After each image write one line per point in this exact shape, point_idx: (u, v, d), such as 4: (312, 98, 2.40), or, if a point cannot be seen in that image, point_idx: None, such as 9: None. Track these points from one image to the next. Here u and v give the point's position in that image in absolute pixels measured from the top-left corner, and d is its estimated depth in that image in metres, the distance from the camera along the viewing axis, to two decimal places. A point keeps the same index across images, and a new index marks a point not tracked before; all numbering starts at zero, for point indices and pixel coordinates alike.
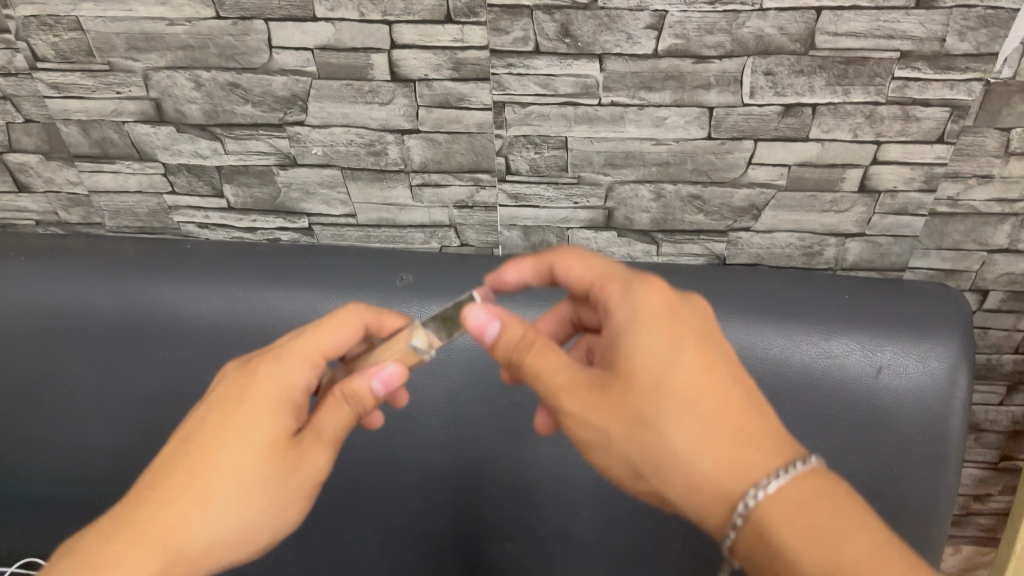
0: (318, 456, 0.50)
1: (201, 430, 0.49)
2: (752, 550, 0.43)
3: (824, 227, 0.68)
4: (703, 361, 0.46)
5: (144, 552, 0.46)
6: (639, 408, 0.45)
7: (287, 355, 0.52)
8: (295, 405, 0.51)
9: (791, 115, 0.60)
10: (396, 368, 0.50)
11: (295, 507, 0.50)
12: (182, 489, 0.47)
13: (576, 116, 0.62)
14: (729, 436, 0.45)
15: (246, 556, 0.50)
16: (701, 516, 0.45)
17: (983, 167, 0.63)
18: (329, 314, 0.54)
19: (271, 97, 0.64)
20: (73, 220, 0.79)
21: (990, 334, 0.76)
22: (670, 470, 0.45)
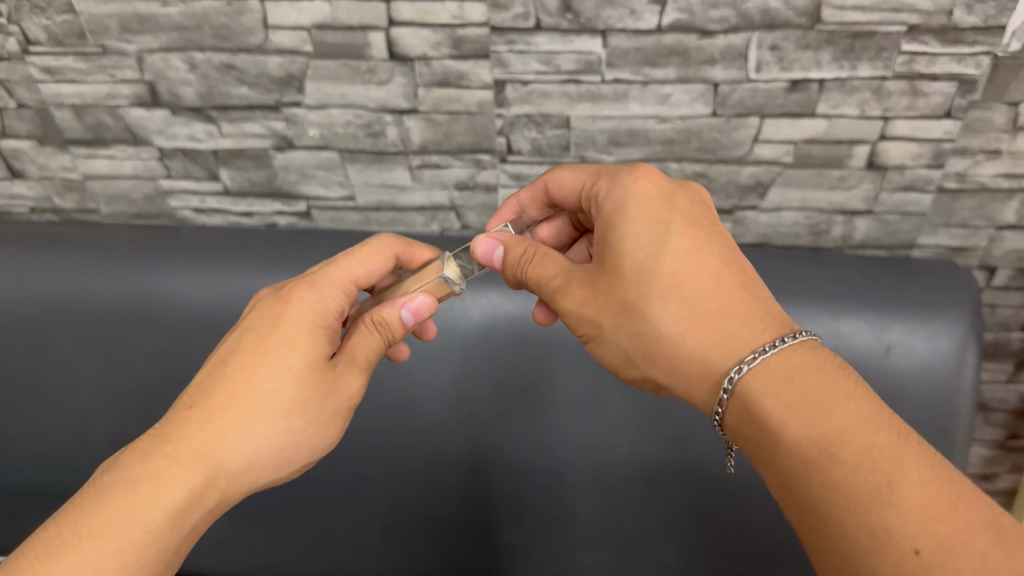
0: (354, 378, 0.48)
1: (239, 354, 0.47)
2: (739, 426, 0.41)
3: (831, 205, 0.67)
4: (691, 245, 0.45)
5: (187, 466, 0.43)
6: (622, 292, 0.44)
7: (320, 282, 0.50)
8: (329, 330, 0.49)
9: (797, 91, 0.59)
10: (426, 299, 0.50)
11: (332, 426, 0.48)
12: (222, 407, 0.45)
13: (579, 93, 0.61)
14: (714, 313, 0.43)
15: (280, 480, 0.47)
16: (688, 395, 0.44)
17: (992, 142, 0.61)
18: (360, 245, 0.53)
19: (267, 78, 0.63)
20: (68, 206, 0.78)
21: (998, 312, 0.75)
22: (656, 352, 0.44)
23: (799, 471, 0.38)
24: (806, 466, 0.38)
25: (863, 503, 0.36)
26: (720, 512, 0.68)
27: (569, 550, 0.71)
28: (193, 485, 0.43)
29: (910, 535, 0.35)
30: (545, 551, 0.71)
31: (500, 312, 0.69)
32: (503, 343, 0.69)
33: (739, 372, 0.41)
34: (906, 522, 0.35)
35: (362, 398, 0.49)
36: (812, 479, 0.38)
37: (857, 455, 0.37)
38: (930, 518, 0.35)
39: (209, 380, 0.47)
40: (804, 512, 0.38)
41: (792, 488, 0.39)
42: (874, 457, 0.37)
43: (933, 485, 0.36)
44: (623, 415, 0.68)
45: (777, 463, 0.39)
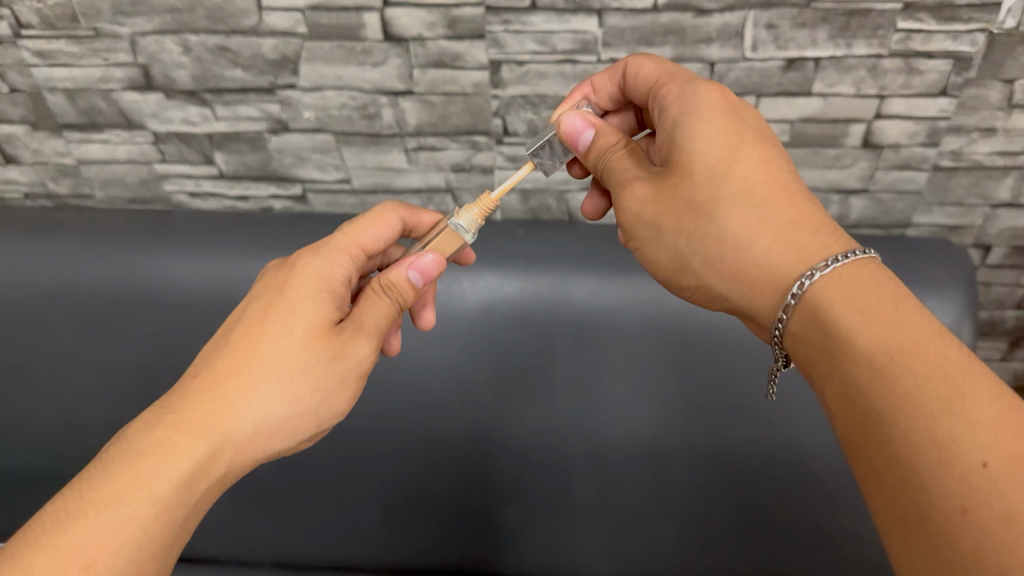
0: (361, 345, 0.47)
1: (244, 325, 0.46)
2: (807, 332, 0.40)
3: (827, 183, 0.68)
4: (761, 154, 0.43)
5: (192, 435, 0.42)
6: (690, 195, 0.43)
7: (325, 248, 0.49)
8: (334, 296, 0.48)
9: (793, 69, 0.59)
10: (434, 257, 0.48)
11: (342, 393, 0.46)
12: (225, 376, 0.44)
13: (575, 73, 0.61)
14: (784, 221, 0.42)
15: (293, 448, 0.46)
16: (750, 302, 0.43)
17: (987, 120, 0.61)
18: (364, 212, 0.52)
19: (261, 60, 0.62)
20: (62, 191, 0.78)
21: (993, 290, 0.76)
22: (721, 260, 0.43)
23: (865, 379, 0.36)
24: (873, 374, 0.35)
25: (930, 413, 0.33)
26: (718, 488, 0.67)
27: (570, 528, 0.70)
28: (199, 453, 0.41)
29: (979, 447, 0.32)
30: (545, 530, 0.70)
31: (496, 294, 0.70)
32: (500, 325, 0.70)
33: (811, 279, 0.39)
34: (976, 432, 0.32)
35: (371, 366, 0.48)
36: (878, 389, 0.35)
37: (928, 364, 0.34)
38: (1000, 431, 0.32)
39: (213, 351, 0.46)
40: (863, 425, 0.36)
41: (855, 399, 0.36)
42: (947, 366, 0.34)
43: (1006, 403, 0.33)
44: (621, 393, 0.69)
45: (841, 372, 0.37)
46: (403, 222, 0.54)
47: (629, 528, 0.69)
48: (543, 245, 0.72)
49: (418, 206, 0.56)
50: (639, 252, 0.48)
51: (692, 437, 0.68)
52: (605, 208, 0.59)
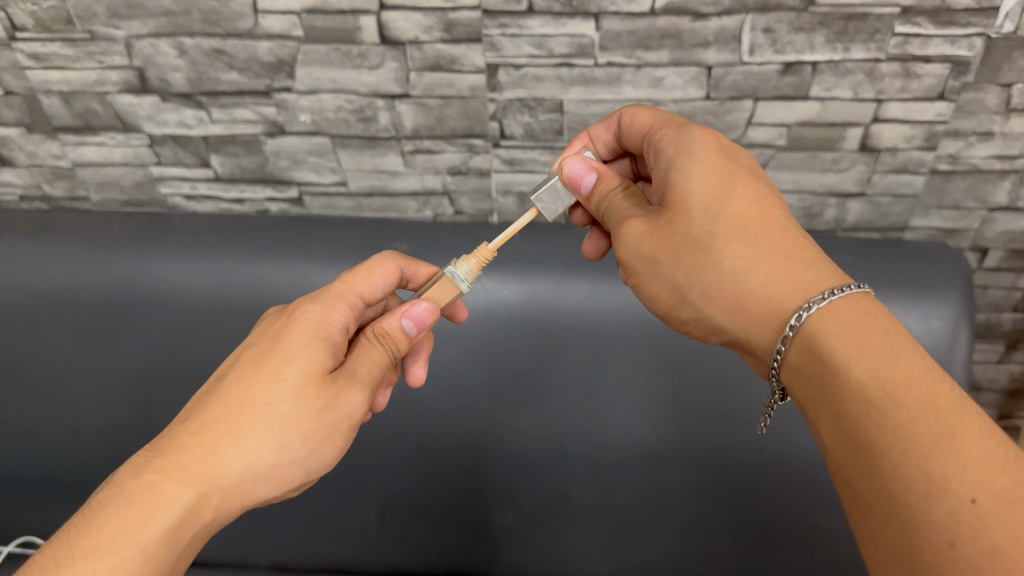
0: (354, 395, 0.46)
1: (239, 370, 0.46)
2: (802, 366, 0.40)
3: (824, 187, 0.67)
4: (754, 193, 0.45)
5: (179, 482, 0.42)
6: (687, 228, 0.44)
7: (323, 296, 0.49)
8: (331, 344, 0.47)
9: (790, 73, 0.59)
10: (427, 306, 0.49)
11: (332, 444, 0.46)
12: (216, 422, 0.44)
13: (571, 77, 0.61)
14: (777, 255, 0.43)
15: (281, 495, 0.46)
16: (748, 334, 0.44)
17: (984, 124, 0.61)
18: (363, 261, 0.52)
19: (257, 63, 0.62)
20: (57, 194, 0.78)
21: (990, 293, 0.76)
22: (715, 293, 0.44)
23: (858, 411, 0.36)
24: (863, 406, 0.36)
25: (921, 448, 0.34)
26: (714, 495, 0.68)
27: (568, 530, 0.70)
28: (186, 501, 0.41)
29: (968, 482, 0.32)
30: (542, 532, 0.70)
31: (493, 297, 0.70)
32: (497, 327, 0.69)
33: (800, 318, 0.40)
34: (965, 468, 0.33)
35: (364, 416, 0.47)
36: (870, 422, 0.36)
37: (919, 398, 0.35)
38: (988, 468, 0.32)
39: (206, 396, 0.46)
40: (854, 454, 0.37)
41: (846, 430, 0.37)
42: (936, 402, 0.35)
43: (992, 439, 0.34)
44: (617, 397, 0.68)
45: (832, 406, 0.38)
46: (402, 272, 0.54)
47: (625, 532, 0.69)
48: (539, 250, 0.71)
49: (418, 256, 0.56)
50: (638, 288, 0.49)
51: (690, 442, 0.68)
52: (605, 247, 0.60)
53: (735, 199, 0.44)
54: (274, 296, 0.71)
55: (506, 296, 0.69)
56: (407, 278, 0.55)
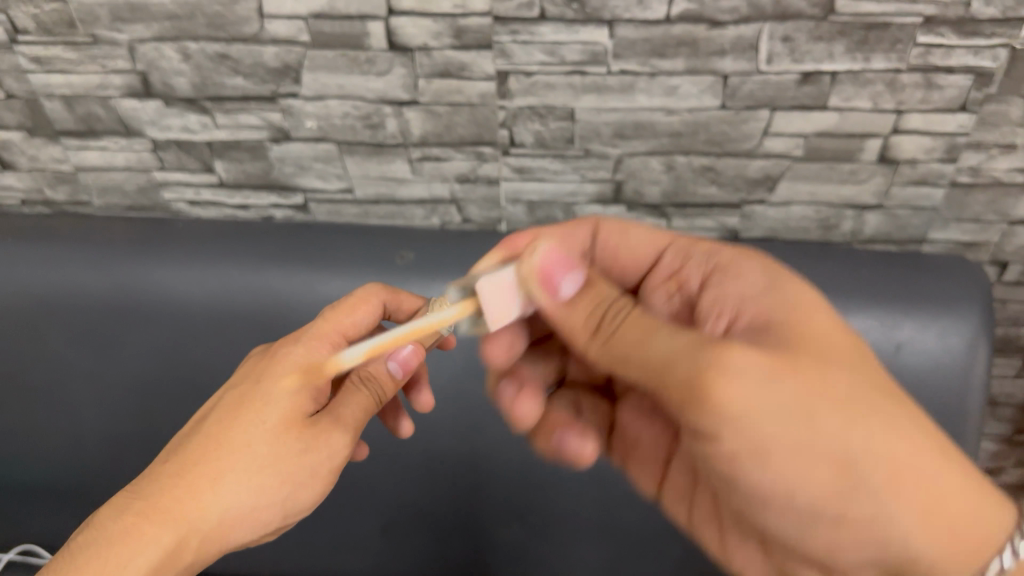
0: (335, 438, 0.47)
1: (223, 412, 0.47)
2: (944, 535, 0.39)
3: (842, 199, 0.66)
4: (861, 347, 0.41)
5: (157, 524, 0.43)
6: (828, 376, 0.38)
7: (308, 337, 0.50)
8: (314, 387, 0.48)
9: (809, 83, 0.57)
10: (412, 348, 0.49)
11: (312, 486, 0.46)
12: (194, 464, 0.45)
13: (583, 85, 0.59)
14: (939, 442, 0.39)
15: (262, 535, 0.47)
16: (911, 546, 0.39)
17: (1007, 136, 0.59)
18: (348, 294, 0.53)
19: (262, 68, 0.61)
20: (59, 198, 0.76)
21: (1009, 307, 0.74)
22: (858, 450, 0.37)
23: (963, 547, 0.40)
24: (971, 550, 0.40)
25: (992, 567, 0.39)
26: None
27: (571, 545, 0.69)
28: (164, 543, 0.43)
29: None
30: (547, 547, 0.70)
31: None
32: None
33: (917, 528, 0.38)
34: None
35: (346, 460, 0.48)
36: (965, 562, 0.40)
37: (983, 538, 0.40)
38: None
39: (190, 436, 0.47)
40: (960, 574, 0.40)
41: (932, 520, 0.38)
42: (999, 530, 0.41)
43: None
44: None
45: (962, 553, 0.40)
46: (385, 305, 0.54)
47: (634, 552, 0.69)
48: None
49: (400, 289, 0.56)
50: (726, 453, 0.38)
51: None
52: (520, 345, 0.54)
53: (857, 350, 0.40)
54: (281, 308, 0.70)
55: None
56: (389, 312, 0.55)
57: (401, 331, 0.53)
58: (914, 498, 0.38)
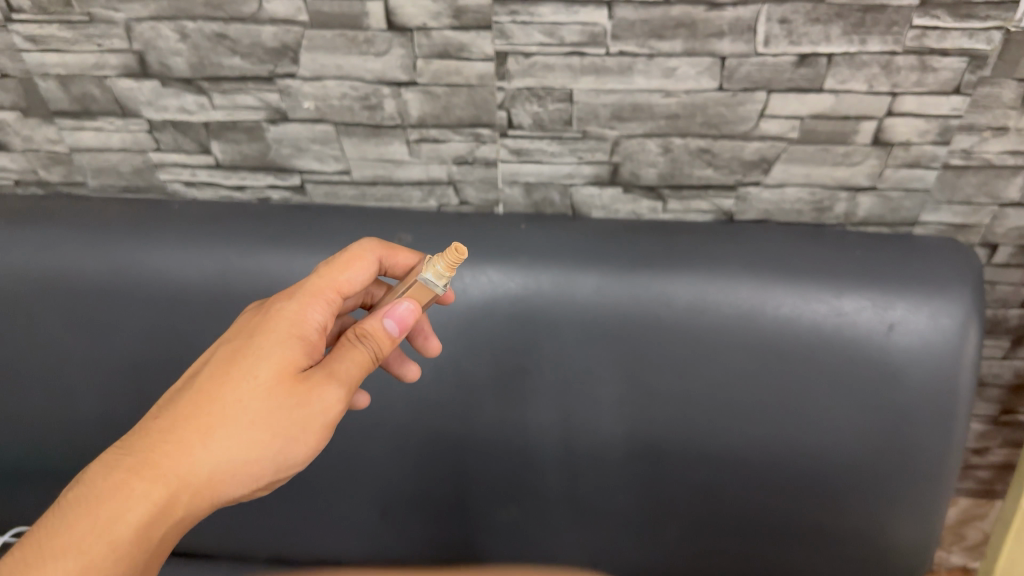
0: (327, 392, 0.46)
1: (216, 366, 0.47)
2: None
3: (836, 181, 0.66)
4: None
5: (149, 480, 0.44)
6: None
7: (302, 292, 0.51)
8: (308, 344, 0.49)
9: (805, 65, 0.58)
10: (409, 306, 0.50)
11: (305, 443, 0.47)
12: (184, 419, 0.46)
13: (582, 66, 0.60)
14: None
15: (254, 490, 0.47)
16: None
17: (999, 119, 0.60)
18: (342, 252, 0.54)
19: (260, 48, 0.61)
20: (54, 179, 0.76)
21: (998, 289, 0.75)
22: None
23: None
24: None
25: None
26: (718, 492, 0.69)
27: (558, 529, 0.73)
28: (156, 498, 0.44)
29: None
30: (543, 525, 0.74)
31: (499, 290, 0.68)
32: (504, 322, 0.68)
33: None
34: None
35: (342, 415, 0.48)
36: None
37: None
38: None
39: (180, 392, 0.48)
40: None
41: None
42: None
43: None
44: (620, 392, 0.67)
45: None
46: (381, 260, 0.56)
47: (632, 530, 0.72)
48: (550, 242, 0.69)
49: (396, 246, 0.58)
50: None
51: (697, 436, 0.67)
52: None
53: None
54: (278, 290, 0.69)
55: (514, 289, 0.68)
56: (385, 267, 0.58)
57: (399, 287, 0.54)
58: None
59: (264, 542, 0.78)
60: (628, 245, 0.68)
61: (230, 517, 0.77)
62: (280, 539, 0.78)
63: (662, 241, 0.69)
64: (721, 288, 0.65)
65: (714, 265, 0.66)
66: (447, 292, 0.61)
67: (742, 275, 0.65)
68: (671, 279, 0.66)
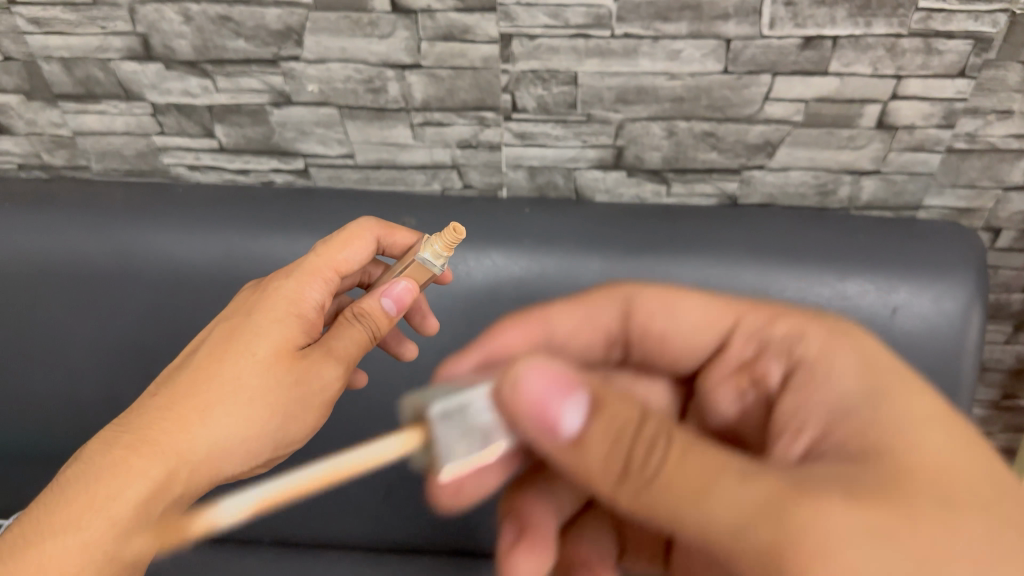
0: (326, 370, 0.48)
1: (214, 344, 0.48)
2: None
3: (840, 165, 0.66)
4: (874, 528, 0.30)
5: (147, 457, 0.43)
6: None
7: (300, 272, 0.51)
8: (306, 322, 0.50)
9: (810, 48, 0.57)
10: (407, 286, 0.50)
11: (303, 418, 0.48)
12: (183, 396, 0.46)
13: (587, 49, 0.60)
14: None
15: (253, 466, 0.48)
16: None
17: (1004, 102, 0.60)
18: (340, 231, 0.55)
19: (264, 31, 0.61)
20: (58, 163, 0.76)
21: (1001, 274, 0.75)
22: (920, 451, 0.33)
23: None
24: None
25: None
26: None
27: None
28: (154, 475, 0.43)
29: None
30: None
31: (503, 274, 0.68)
32: (507, 305, 0.68)
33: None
34: None
35: (340, 392, 0.49)
36: None
37: None
38: None
39: (179, 370, 0.48)
40: None
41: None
42: None
43: None
44: None
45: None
46: (379, 240, 0.57)
47: None
48: (554, 225, 0.70)
49: (395, 225, 0.59)
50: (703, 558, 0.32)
51: None
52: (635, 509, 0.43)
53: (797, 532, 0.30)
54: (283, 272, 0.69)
55: (518, 272, 0.68)
56: (384, 247, 0.58)
57: (398, 265, 0.54)
58: None
59: (268, 526, 0.79)
60: (631, 229, 0.69)
61: None
62: (284, 522, 0.78)
63: (666, 225, 0.69)
64: (724, 272, 0.65)
65: (717, 249, 0.66)
66: (445, 270, 0.61)
67: (745, 259, 0.66)
68: (674, 263, 0.66)
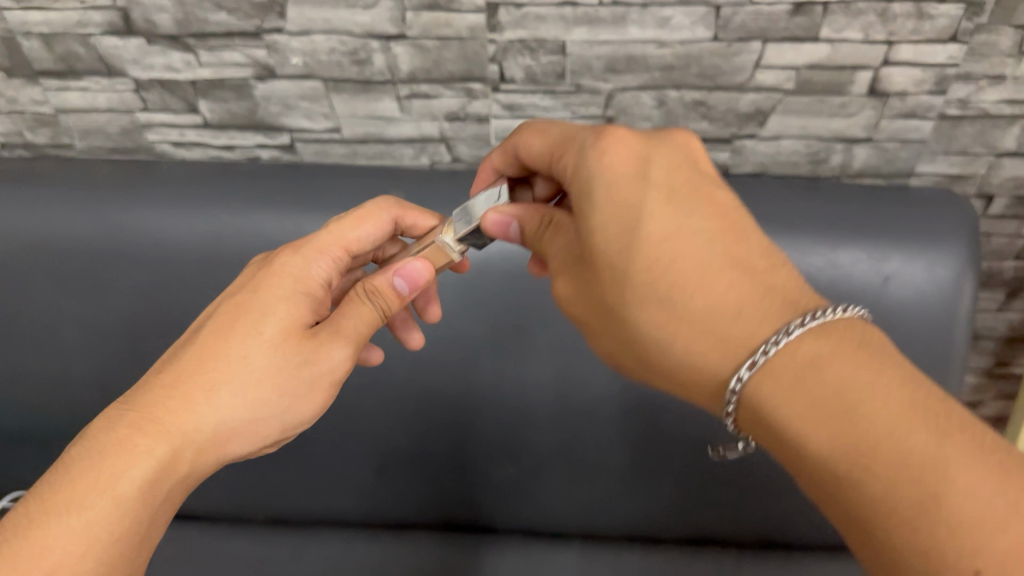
0: (336, 350, 0.48)
1: (220, 320, 0.48)
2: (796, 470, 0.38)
3: (831, 132, 0.66)
4: (663, 265, 0.40)
5: (153, 435, 0.43)
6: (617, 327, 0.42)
7: (307, 247, 0.50)
8: (313, 299, 0.49)
9: (800, 14, 0.57)
10: (420, 266, 0.49)
11: (310, 400, 0.48)
12: (189, 374, 0.46)
13: (574, 17, 0.59)
14: (673, 321, 0.40)
15: (258, 447, 0.48)
16: (698, 372, 0.40)
17: (996, 68, 0.60)
18: (355, 208, 0.53)
19: (246, 3, 0.60)
20: (41, 141, 0.76)
21: (993, 241, 0.75)
22: (644, 262, 0.40)
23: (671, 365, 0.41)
24: (692, 382, 0.41)
25: (685, 385, 0.41)
26: (717, 447, 0.69)
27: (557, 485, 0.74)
28: (159, 455, 0.43)
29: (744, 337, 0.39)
30: (540, 482, 0.74)
31: (494, 247, 0.68)
32: (497, 279, 0.68)
33: (742, 379, 0.38)
34: (724, 317, 0.39)
35: (347, 373, 0.49)
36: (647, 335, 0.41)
37: (697, 330, 0.40)
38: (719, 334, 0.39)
39: (183, 347, 0.48)
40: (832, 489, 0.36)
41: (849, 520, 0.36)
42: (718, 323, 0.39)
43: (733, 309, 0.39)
44: None
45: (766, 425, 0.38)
46: (398, 221, 0.55)
47: (626, 485, 0.73)
48: None
49: (416, 204, 0.56)
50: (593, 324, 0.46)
51: None
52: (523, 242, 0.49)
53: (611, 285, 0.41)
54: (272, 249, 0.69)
55: (507, 246, 0.67)
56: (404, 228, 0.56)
57: (412, 246, 0.53)
58: (698, 339, 0.40)
59: (262, 503, 0.79)
60: None
61: (226, 480, 0.77)
62: (279, 501, 0.78)
63: None
64: None
65: None
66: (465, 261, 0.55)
67: None
68: None
